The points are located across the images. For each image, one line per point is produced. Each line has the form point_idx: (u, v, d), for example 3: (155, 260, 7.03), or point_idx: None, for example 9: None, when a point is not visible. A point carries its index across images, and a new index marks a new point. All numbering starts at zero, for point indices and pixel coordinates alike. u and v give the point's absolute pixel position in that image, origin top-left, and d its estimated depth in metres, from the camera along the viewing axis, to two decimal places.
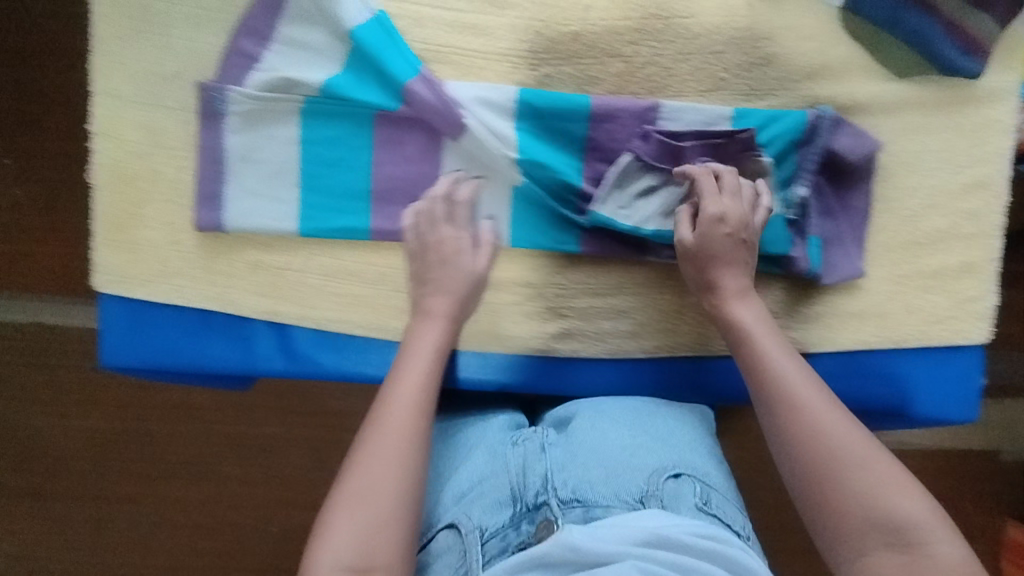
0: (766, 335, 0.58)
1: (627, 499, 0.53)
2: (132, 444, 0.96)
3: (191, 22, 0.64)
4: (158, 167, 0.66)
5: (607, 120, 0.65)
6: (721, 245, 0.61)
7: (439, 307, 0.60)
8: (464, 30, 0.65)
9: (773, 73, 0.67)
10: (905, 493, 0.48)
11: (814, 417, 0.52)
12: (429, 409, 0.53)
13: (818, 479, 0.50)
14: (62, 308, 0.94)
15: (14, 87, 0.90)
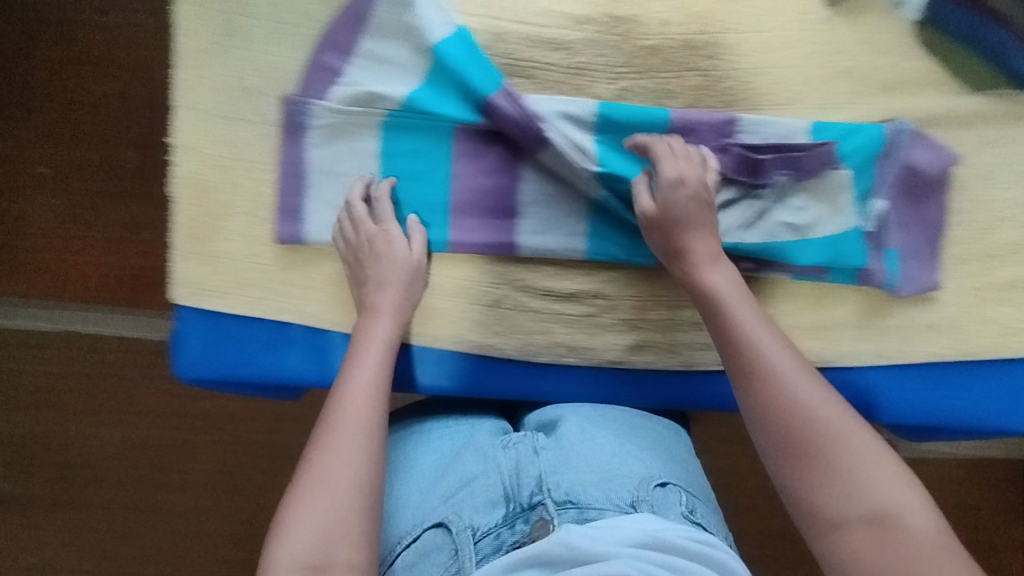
0: (737, 299, 0.57)
1: (619, 503, 0.54)
2: (175, 453, 1.01)
3: (273, 38, 0.65)
4: (238, 180, 0.66)
5: (686, 133, 0.65)
6: (683, 210, 0.60)
7: (390, 305, 0.63)
8: (543, 44, 0.66)
9: (849, 87, 0.67)
10: (877, 464, 0.49)
11: (794, 394, 0.52)
12: (383, 406, 0.56)
13: (801, 456, 0.50)
14: (127, 320, 0.99)
15: (90, 107, 0.96)
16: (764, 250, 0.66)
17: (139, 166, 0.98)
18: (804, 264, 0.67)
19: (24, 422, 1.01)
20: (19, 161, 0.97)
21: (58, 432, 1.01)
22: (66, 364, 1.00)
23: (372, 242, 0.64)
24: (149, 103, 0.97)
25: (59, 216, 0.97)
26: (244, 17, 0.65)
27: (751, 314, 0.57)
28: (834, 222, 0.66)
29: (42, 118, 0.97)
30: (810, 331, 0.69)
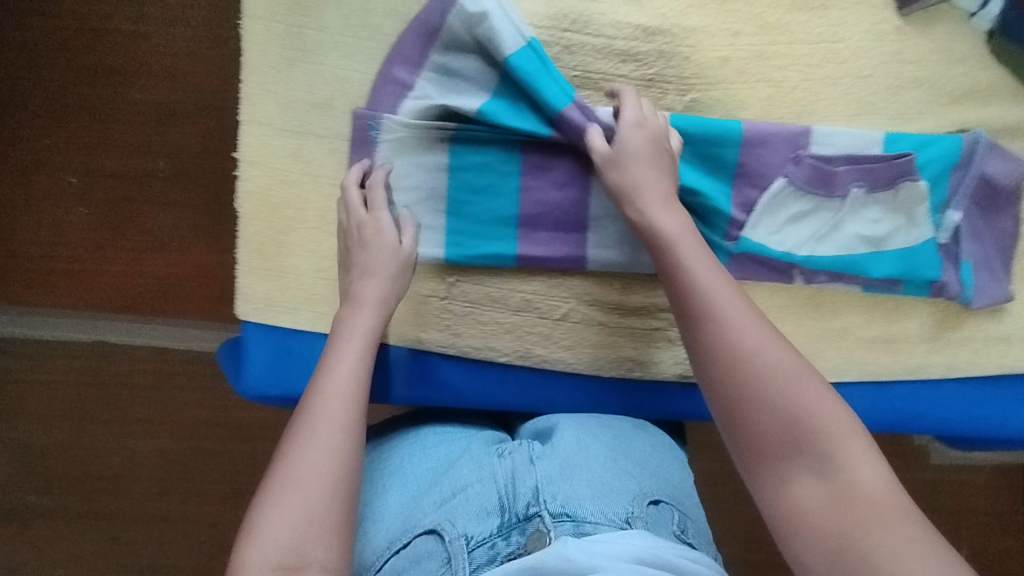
0: (691, 243, 0.58)
1: (615, 518, 0.52)
2: (204, 465, 1.01)
3: (341, 51, 0.65)
4: (305, 195, 0.66)
5: (759, 145, 0.65)
6: (636, 144, 0.61)
7: (378, 304, 0.61)
8: (614, 56, 0.65)
9: (921, 97, 0.66)
10: (825, 406, 0.49)
11: (740, 334, 0.52)
12: (359, 403, 0.55)
13: (745, 399, 0.50)
14: (166, 330, 0.98)
15: (129, 117, 0.95)
16: (835, 262, 0.65)
17: (172, 176, 0.95)
18: (876, 277, 0.66)
19: (57, 432, 1.00)
20: (48, 172, 0.95)
21: (91, 442, 1.00)
22: (92, 376, 1.00)
23: (365, 242, 0.62)
24: (181, 107, 0.95)
25: (91, 227, 0.95)
26: (310, 29, 0.64)
27: (700, 256, 0.57)
28: (908, 234, 0.65)
29: (69, 128, 0.94)
30: (879, 343, 0.69)
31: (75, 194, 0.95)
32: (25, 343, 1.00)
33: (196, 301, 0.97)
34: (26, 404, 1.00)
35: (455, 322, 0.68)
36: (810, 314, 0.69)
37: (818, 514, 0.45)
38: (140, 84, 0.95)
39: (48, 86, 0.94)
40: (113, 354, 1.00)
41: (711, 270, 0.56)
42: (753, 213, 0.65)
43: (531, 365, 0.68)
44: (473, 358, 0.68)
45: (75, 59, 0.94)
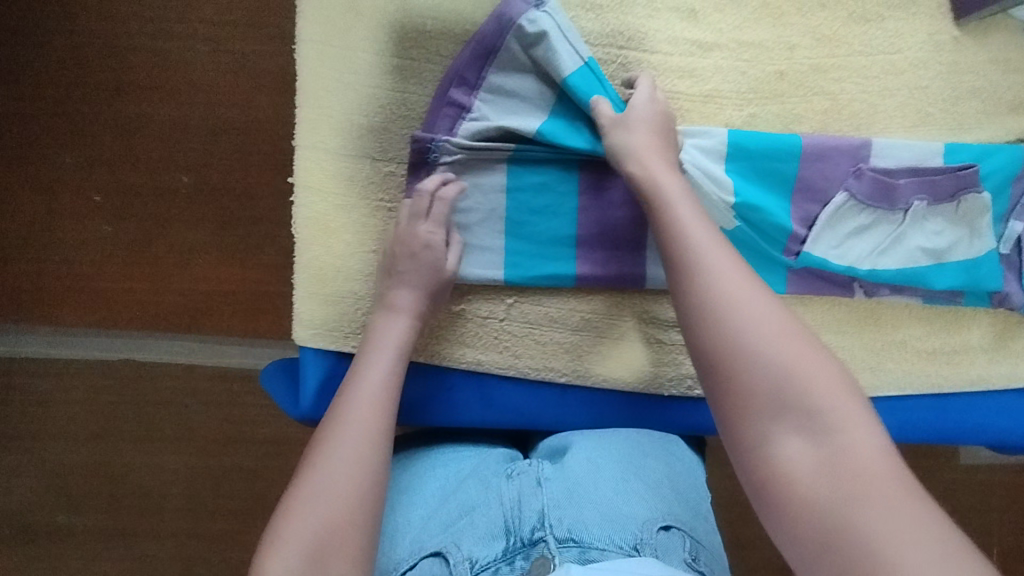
0: (683, 205, 0.57)
1: (621, 545, 0.51)
2: (230, 481, 0.94)
3: (398, 76, 0.66)
4: (364, 220, 0.66)
5: (819, 159, 0.64)
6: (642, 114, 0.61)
7: (403, 322, 0.62)
8: (671, 72, 0.65)
9: (980, 107, 0.66)
10: (817, 366, 0.46)
11: (726, 293, 0.51)
12: (386, 420, 0.56)
13: (728, 348, 0.49)
14: (189, 344, 0.92)
15: (153, 122, 0.90)
16: (897, 275, 0.65)
17: (196, 192, 0.90)
18: (938, 289, 0.65)
19: (79, 452, 0.93)
20: (73, 187, 0.90)
21: (118, 461, 0.93)
22: (118, 395, 0.93)
23: (393, 260, 0.63)
24: (206, 117, 0.90)
25: (116, 244, 0.91)
26: (367, 53, 0.65)
27: (691, 217, 0.57)
28: (970, 246, 0.65)
29: (93, 145, 0.90)
30: (940, 355, 0.68)
31: (100, 211, 0.91)
32: (46, 361, 0.93)
33: (224, 315, 0.91)
34: (43, 425, 0.93)
35: (514, 341, 0.68)
36: (870, 326, 0.68)
37: (804, 480, 0.43)
38: (162, 85, 0.89)
39: (72, 101, 0.90)
40: (144, 372, 0.93)
41: (699, 229, 0.56)
42: (813, 228, 0.64)
43: (591, 385, 0.68)
44: (533, 379, 0.68)
45: (98, 74, 0.89)
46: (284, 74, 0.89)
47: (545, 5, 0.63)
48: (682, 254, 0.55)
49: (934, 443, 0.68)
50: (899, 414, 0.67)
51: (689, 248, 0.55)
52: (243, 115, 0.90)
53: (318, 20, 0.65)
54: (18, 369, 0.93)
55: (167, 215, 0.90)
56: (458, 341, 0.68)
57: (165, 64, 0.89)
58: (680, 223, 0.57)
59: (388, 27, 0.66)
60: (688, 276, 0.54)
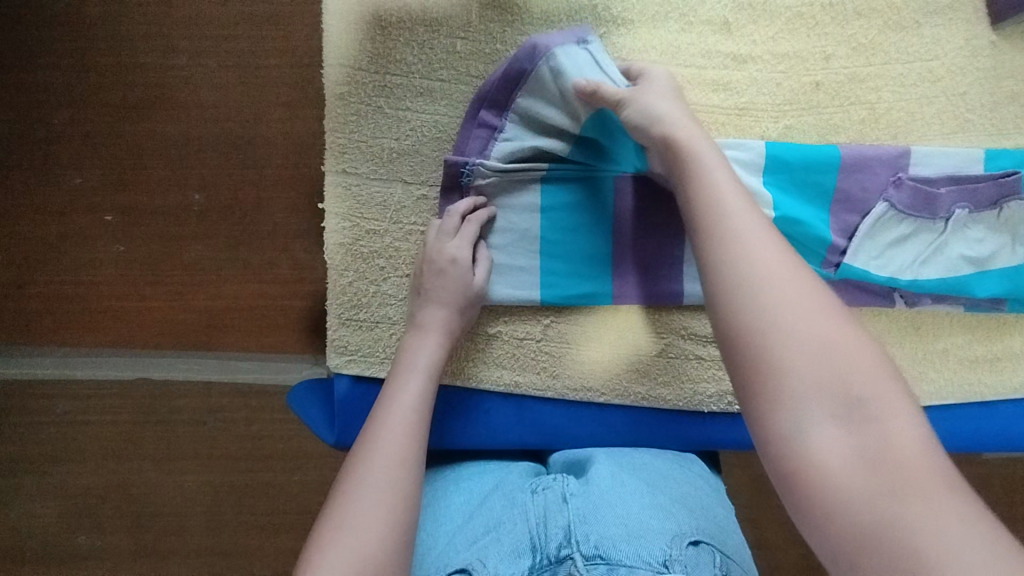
0: (718, 176, 0.52)
1: (651, 561, 0.47)
2: (252, 499, 0.92)
3: (427, 96, 0.65)
4: (396, 244, 0.65)
5: (859, 169, 0.63)
6: (650, 86, 0.59)
7: (435, 343, 0.60)
8: (705, 86, 0.65)
9: (1019, 111, 0.65)
10: (860, 354, 0.42)
11: (766, 268, 0.46)
12: (419, 441, 0.55)
13: (763, 325, 0.44)
14: (208, 362, 0.89)
15: (162, 136, 0.87)
16: (940, 284, 0.63)
17: (210, 211, 0.87)
18: (980, 297, 0.64)
19: (99, 472, 0.91)
20: (84, 210, 0.87)
21: (140, 481, 0.91)
22: (139, 414, 0.90)
23: (424, 279, 0.62)
24: (222, 129, 0.86)
25: (131, 266, 0.87)
26: (396, 75, 0.65)
27: (726, 188, 0.52)
28: (1012, 254, 0.64)
29: (107, 167, 0.87)
30: (983, 363, 0.67)
31: (115, 232, 0.87)
32: (64, 383, 0.90)
33: (242, 332, 0.88)
34: (60, 447, 0.90)
35: (551, 362, 0.67)
36: (910, 334, 0.67)
37: (843, 472, 0.39)
38: (172, 97, 0.86)
39: (82, 119, 0.86)
40: (166, 391, 0.90)
41: (733, 201, 0.51)
42: (854, 239, 0.63)
43: (630, 403, 0.67)
44: (571, 399, 0.67)
45: (109, 91, 0.86)
46: (301, 86, 0.86)
47: (587, 43, 0.62)
48: (714, 221, 0.50)
49: (977, 451, 0.67)
50: (943, 423, 0.66)
51: (721, 219, 0.50)
52: (258, 124, 0.86)
53: (347, 45, 0.64)
54: (29, 390, 0.90)
55: (178, 230, 0.87)
56: (495, 363, 0.67)
57: (178, 83, 0.86)
58: (707, 187, 0.51)
59: (418, 48, 0.65)
60: (723, 248, 0.48)
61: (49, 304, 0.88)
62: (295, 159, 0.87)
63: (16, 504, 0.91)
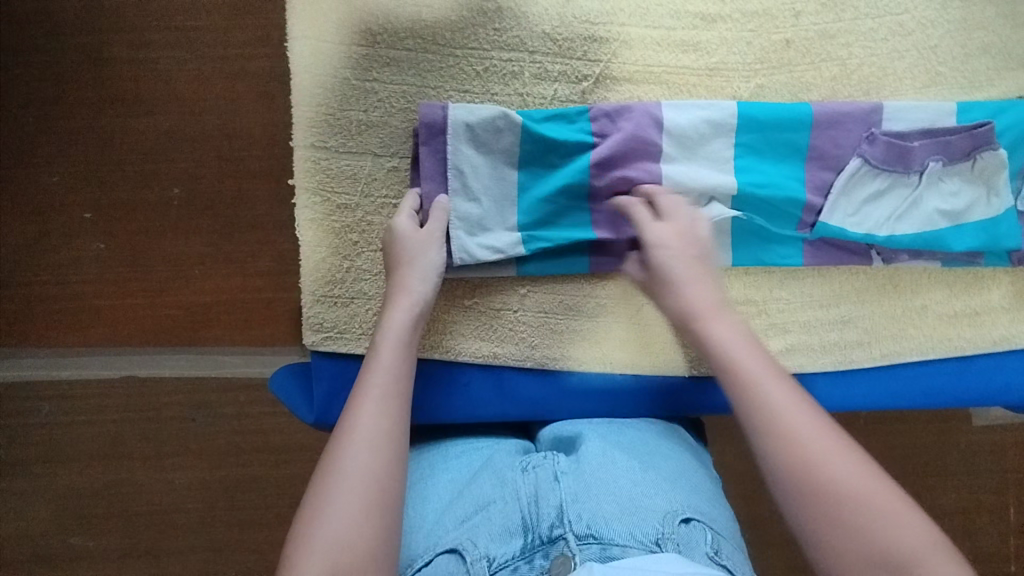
0: (749, 356, 0.53)
1: (643, 540, 0.48)
2: (244, 491, 0.91)
3: (395, 65, 0.64)
4: (369, 218, 0.64)
5: (831, 126, 0.63)
6: (675, 268, 0.58)
7: (408, 309, 0.58)
8: (675, 47, 0.64)
9: (990, 63, 0.65)
10: (912, 529, 0.43)
11: (810, 449, 0.47)
12: (397, 417, 0.52)
13: (813, 502, 0.46)
14: (192, 355, 0.88)
15: (133, 127, 0.85)
16: (917, 239, 0.63)
17: (187, 202, 0.85)
18: (957, 251, 0.64)
19: (89, 473, 0.90)
20: (60, 207, 0.85)
21: (130, 480, 0.90)
22: (127, 411, 0.89)
23: (396, 247, 0.60)
24: (195, 118, 0.85)
25: (109, 262, 0.86)
26: (362, 47, 0.64)
27: (761, 364, 0.53)
28: (988, 206, 0.63)
29: (80, 162, 0.85)
30: (962, 318, 0.67)
31: (92, 228, 0.86)
32: (49, 384, 0.89)
33: (224, 324, 0.87)
34: (46, 450, 0.89)
35: (530, 332, 0.66)
36: (889, 292, 0.67)
37: None
38: (141, 86, 0.85)
39: (52, 114, 0.85)
40: (150, 388, 0.89)
41: (768, 374, 0.52)
42: (829, 197, 0.63)
43: (610, 370, 0.67)
44: (549, 369, 0.66)
45: (78, 82, 0.84)
46: (273, 69, 0.85)
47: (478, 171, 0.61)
48: (755, 407, 0.50)
49: (959, 406, 0.67)
50: (924, 380, 0.66)
51: (762, 400, 0.50)
52: (230, 110, 0.85)
53: (311, 17, 0.63)
54: (15, 393, 0.89)
55: (155, 223, 0.86)
56: (473, 337, 0.66)
57: (148, 72, 0.84)
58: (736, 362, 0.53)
59: (384, 18, 0.64)
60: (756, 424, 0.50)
61: (29, 304, 0.86)
62: (271, 145, 0.86)
63: (5, 510, 0.90)
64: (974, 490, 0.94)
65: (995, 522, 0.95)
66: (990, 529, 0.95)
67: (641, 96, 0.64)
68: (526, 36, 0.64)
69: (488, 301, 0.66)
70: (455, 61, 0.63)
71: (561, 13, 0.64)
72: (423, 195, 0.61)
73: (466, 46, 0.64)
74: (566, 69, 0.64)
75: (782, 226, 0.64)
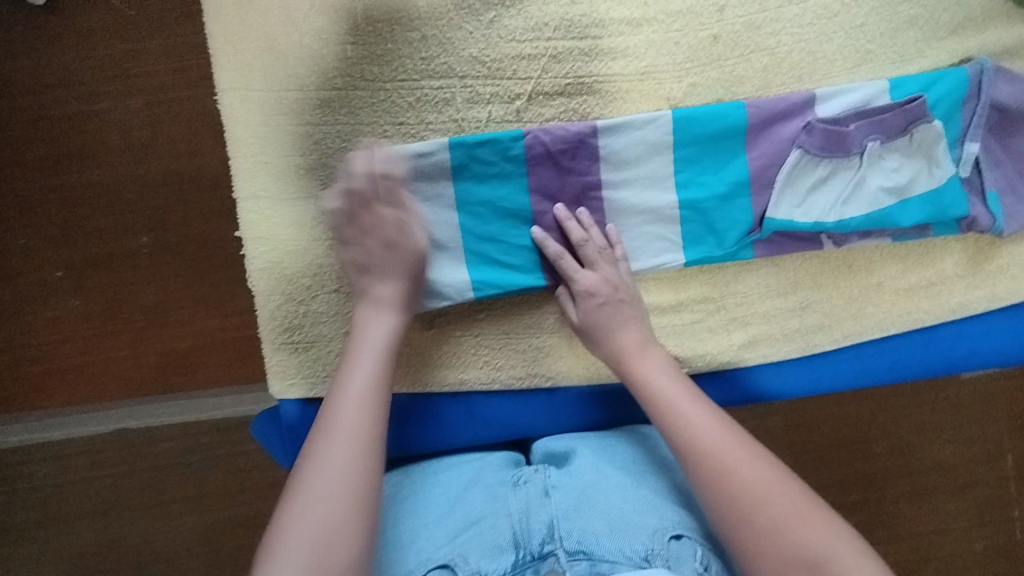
0: (671, 389, 0.57)
1: (632, 556, 0.48)
2: (246, 530, 0.91)
3: (325, 106, 0.63)
4: (319, 260, 0.64)
5: (766, 119, 0.63)
6: (602, 318, 0.61)
7: (382, 319, 0.58)
8: (605, 55, 0.64)
9: (917, 36, 0.66)
10: (813, 524, 0.48)
11: (721, 463, 0.52)
12: (380, 410, 0.53)
13: (729, 508, 0.50)
14: (176, 404, 0.88)
15: (87, 182, 0.84)
16: (865, 220, 0.63)
17: (155, 251, 0.85)
18: (906, 226, 0.64)
19: (93, 530, 0.90)
20: (28, 268, 0.85)
21: (137, 531, 0.90)
22: (121, 465, 0.89)
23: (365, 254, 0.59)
24: (151, 167, 0.84)
25: (85, 319, 0.85)
26: (291, 91, 0.63)
27: (678, 390, 0.57)
28: (930, 177, 0.64)
29: (44, 223, 0.84)
30: (918, 290, 0.67)
31: (63, 287, 0.85)
32: (42, 447, 0.89)
33: (205, 370, 0.87)
34: (44, 514, 0.89)
35: (493, 355, 0.66)
36: (842, 271, 0.67)
37: None
38: (93, 139, 0.83)
39: (6, 178, 0.84)
40: (138, 441, 0.89)
41: (686, 401, 0.56)
42: (773, 192, 0.63)
43: (577, 384, 0.67)
44: (519, 388, 0.66)
45: (29, 143, 0.83)
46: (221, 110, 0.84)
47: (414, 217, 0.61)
48: (670, 430, 0.55)
49: (924, 377, 0.69)
50: (889, 353, 0.67)
51: (681, 422, 0.55)
52: (185, 154, 0.84)
53: (236, 64, 0.62)
54: (9, 458, 0.89)
55: (124, 276, 0.85)
56: (437, 368, 0.66)
57: (95, 126, 0.83)
58: (650, 396, 0.57)
59: (309, 59, 0.63)
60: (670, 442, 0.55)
61: (11, 370, 0.86)
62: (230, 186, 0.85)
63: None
64: (972, 444, 0.96)
65: (995, 471, 0.96)
66: (990, 482, 0.96)
67: (576, 109, 0.64)
68: (454, 62, 0.63)
69: (451, 329, 0.66)
70: (386, 95, 0.63)
71: (487, 35, 0.64)
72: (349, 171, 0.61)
73: (395, 79, 0.63)
74: (498, 90, 0.64)
75: (708, 245, 0.64)
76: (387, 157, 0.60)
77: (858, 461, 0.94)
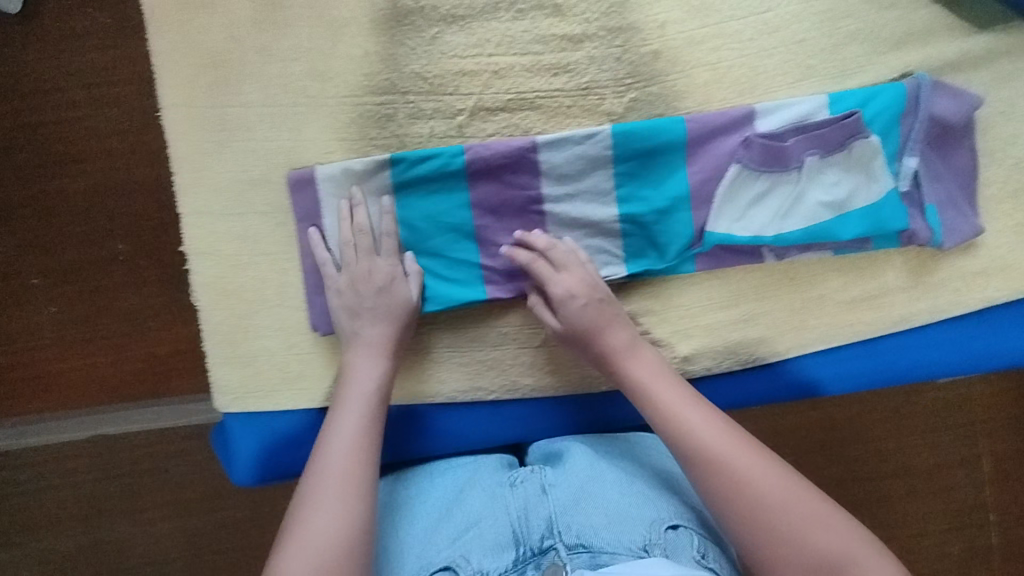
0: (673, 394, 0.57)
1: (631, 547, 0.49)
2: (215, 538, 0.91)
3: (267, 122, 0.64)
4: (263, 275, 0.64)
5: (704, 134, 0.64)
6: (585, 320, 0.60)
7: (365, 355, 0.59)
8: (546, 71, 0.65)
9: (857, 51, 0.66)
10: (828, 527, 0.49)
11: (732, 469, 0.52)
12: (369, 451, 0.54)
13: (741, 514, 0.50)
14: (142, 412, 0.87)
15: (62, 196, 0.82)
16: (803, 234, 0.64)
17: (133, 256, 0.83)
18: (845, 240, 0.65)
19: (65, 536, 0.90)
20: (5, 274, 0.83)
21: (107, 538, 0.90)
22: (87, 473, 0.89)
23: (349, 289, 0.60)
24: (127, 173, 0.82)
25: (65, 325, 0.84)
26: (235, 108, 0.64)
27: (680, 395, 0.57)
28: (869, 191, 0.64)
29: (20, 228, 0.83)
30: (860, 303, 0.68)
31: (43, 293, 0.83)
32: (10, 455, 0.89)
33: (169, 382, 0.86)
34: (12, 521, 0.90)
35: (436, 368, 0.66)
36: (784, 284, 0.68)
37: None
38: (70, 150, 0.81)
39: None
40: (103, 450, 0.89)
41: (690, 406, 0.56)
42: (712, 206, 0.64)
43: (520, 397, 0.67)
44: (462, 401, 0.67)
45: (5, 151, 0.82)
46: None
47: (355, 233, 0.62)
48: (676, 435, 0.54)
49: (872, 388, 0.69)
50: (835, 365, 0.68)
51: (685, 428, 0.54)
52: (157, 162, 0.82)
53: (179, 81, 0.63)
54: None
55: (93, 282, 0.83)
56: None
57: (64, 134, 0.81)
58: (654, 401, 0.57)
59: (253, 76, 0.64)
60: (677, 447, 0.54)
61: None
62: None
63: None
64: (952, 447, 0.96)
65: (968, 475, 0.96)
66: (960, 487, 0.96)
67: (519, 124, 0.65)
68: (397, 78, 0.64)
69: None
70: (329, 111, 0.64)
71: (429, 51, 0.64)
72: (296, 189, 0.63)
73: (338, 95, 0.64)
74: (440, 105, 0.64)
75: (649, 258, 0.65)
76: (330, 176, 0.62)
77: (830, 465, 0.94)
